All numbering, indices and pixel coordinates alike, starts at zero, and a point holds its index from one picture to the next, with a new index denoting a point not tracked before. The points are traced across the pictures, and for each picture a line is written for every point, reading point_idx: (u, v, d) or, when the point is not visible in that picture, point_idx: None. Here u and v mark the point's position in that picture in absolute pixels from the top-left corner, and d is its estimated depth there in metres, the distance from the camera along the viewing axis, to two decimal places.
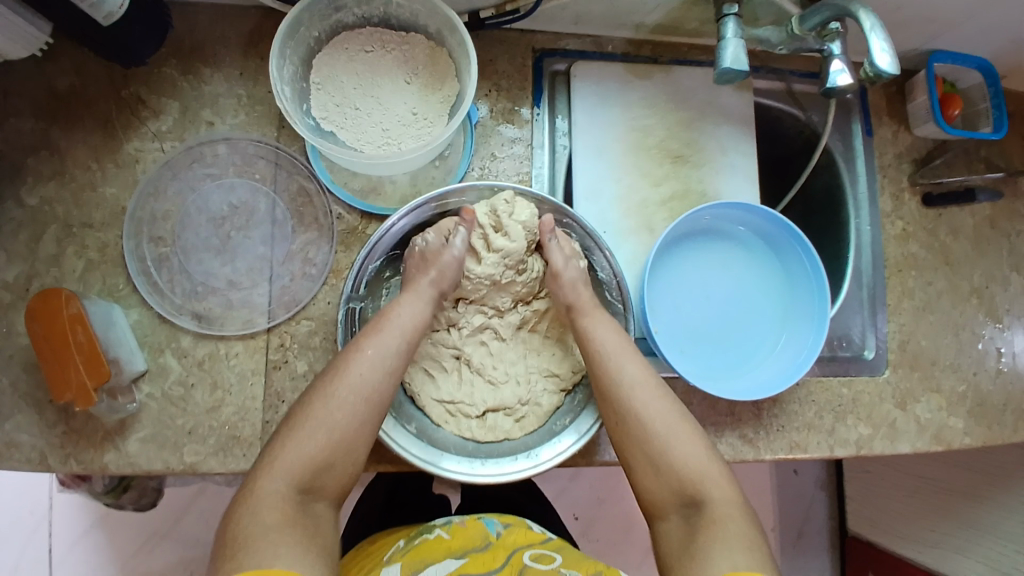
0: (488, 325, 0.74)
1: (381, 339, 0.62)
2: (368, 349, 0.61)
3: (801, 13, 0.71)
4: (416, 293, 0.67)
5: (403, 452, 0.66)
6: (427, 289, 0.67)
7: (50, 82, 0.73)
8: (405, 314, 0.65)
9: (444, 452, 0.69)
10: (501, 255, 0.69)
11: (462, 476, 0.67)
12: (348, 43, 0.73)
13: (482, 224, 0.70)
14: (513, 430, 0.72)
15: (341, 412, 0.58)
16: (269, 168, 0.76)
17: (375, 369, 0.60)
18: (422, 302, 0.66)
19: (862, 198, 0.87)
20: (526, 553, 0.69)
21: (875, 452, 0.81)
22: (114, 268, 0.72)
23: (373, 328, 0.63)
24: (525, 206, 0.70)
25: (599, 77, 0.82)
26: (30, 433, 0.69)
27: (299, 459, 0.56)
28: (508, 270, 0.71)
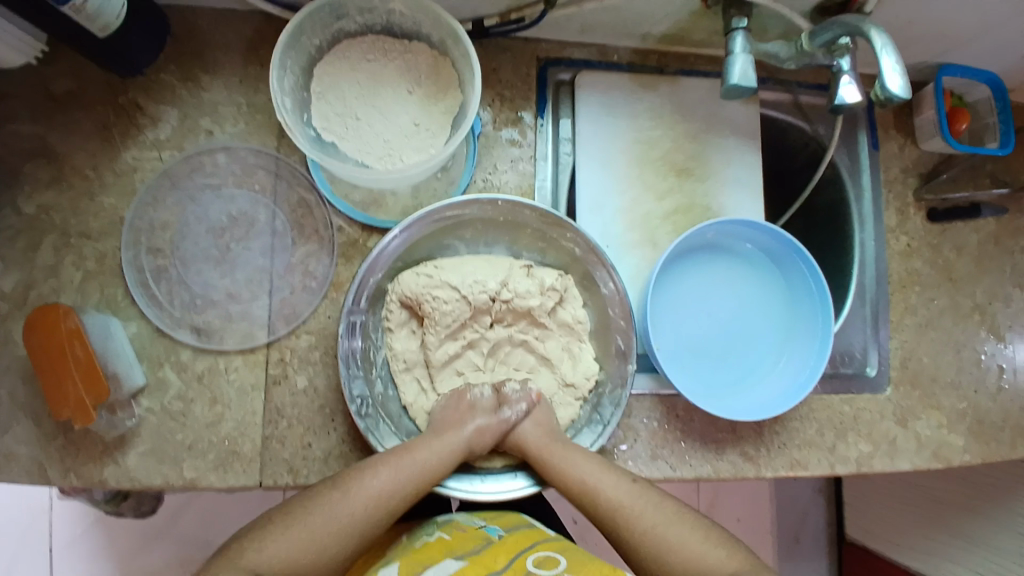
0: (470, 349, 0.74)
1: (395, 471, 0.62)
2: (385, 475, 0.62)
3: (811, 29, 0.70)
4: (447, 435, 0.67)
5: None
6: (456, 439, 0.66)
7: (48, 89, 0.72)
8: (427, 453, 0.64)
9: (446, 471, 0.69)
10: (505, 305, 0.73)
11: (464, 494, 0.68)
12: (349, 52, 0.72)
13: (487, 288, 0.72)
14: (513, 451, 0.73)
15: (358, 512, 0.59)
16: (269, 179, 0.75)
17: (377, 486, 0.61)
18: (454, 443, 0.66)
19: (867, 214, 0.87)
20: (525, 557, 0.66)
21: (874, 469, 0.81)
22: (112, 279, 0.71)
23: (392, 456, 0.64)
24: (524, 278, 0.73)
25: (605, 88, 0.81)
26: (28, 446, 0.69)
27: (293, 551, 0.57)
28: (501, 307, 0.73)
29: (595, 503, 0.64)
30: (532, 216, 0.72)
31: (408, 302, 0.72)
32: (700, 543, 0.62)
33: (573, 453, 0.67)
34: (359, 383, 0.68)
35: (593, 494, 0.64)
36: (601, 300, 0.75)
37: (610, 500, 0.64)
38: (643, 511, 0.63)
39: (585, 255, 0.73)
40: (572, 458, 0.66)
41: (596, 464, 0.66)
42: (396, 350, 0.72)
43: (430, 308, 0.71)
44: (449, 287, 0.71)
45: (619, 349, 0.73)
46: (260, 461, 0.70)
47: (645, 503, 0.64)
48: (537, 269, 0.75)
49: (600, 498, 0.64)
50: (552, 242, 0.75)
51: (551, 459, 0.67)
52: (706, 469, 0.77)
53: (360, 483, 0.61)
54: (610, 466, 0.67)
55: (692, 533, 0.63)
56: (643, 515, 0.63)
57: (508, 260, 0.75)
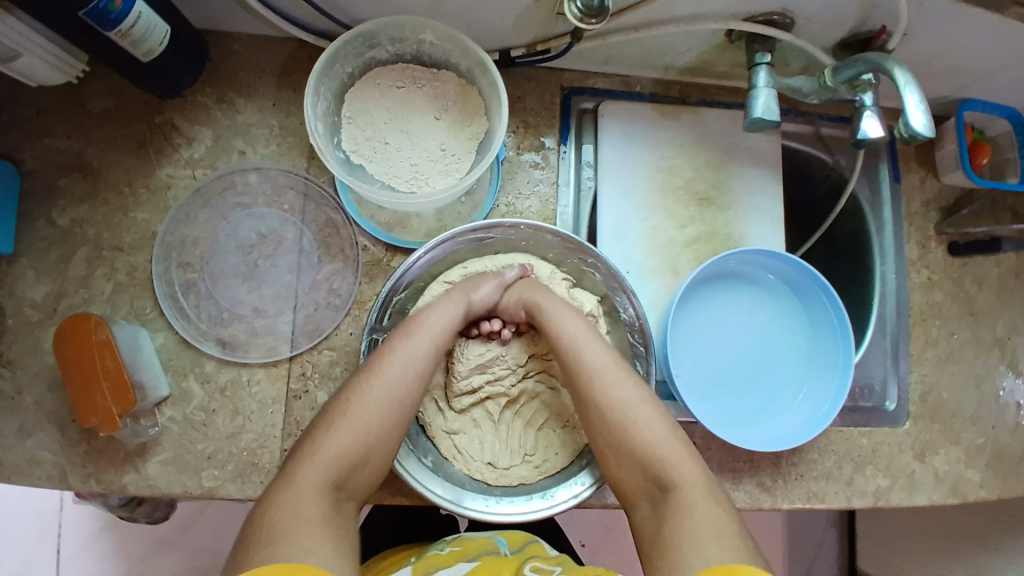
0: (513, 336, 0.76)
1: (411, 338, 0.64)
2: (401, 344, 0.63)
3: (835, 65, 0.72)
4: (448, 303, 0.68)
5: (424, 490, 0.67)
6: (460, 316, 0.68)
7: (88, 105, 0.75)
8: (437, 316, 0.67)
9: (460, 491, 0.69)
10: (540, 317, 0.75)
11: (477, 515, 0.67)
12: (380, 79, 0.74)
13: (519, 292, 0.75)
14: (531, 475, 0.72)
15: (374, 392, 0.60)
16: (298, 198, 0.77)
17: (406, 373, 0.62)
18: (456, 304, 0.68)
19: (888, 246, 0.87)
20: (523, 563, 0.65)
21: (892, 504, 0.80)
22: (142, 291, 0.73)
23: (407, 329, 0.65)
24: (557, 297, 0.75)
25: (627, 117, 0.82)
26: (52, 451, 0.70)
27: (342, 442, 0.57)
28: None
29: (574, 362, 0.66)
30: (554, 241, 0.74)
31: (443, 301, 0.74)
32: (658, 429, 0.61)
33: (569, 317, 0.69)
34: None
35: (577, 351, 0.66)
36: (621, 325, 0.75)
37: (589, 361, 0.65)
38: (645, 419, 0.62)
39: (606, 280, 0.74)
40: (564, 324, 0.68)
41: (586, 331, 0.68)
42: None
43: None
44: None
45: (638, 377, 0.73)
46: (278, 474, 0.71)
47: (619, 380, 0.64)
48: (577, 291, 0.76)
49: (581, 358, 0.65)
50: (578, 269, 0.76)
51: (552, 319, 0.69)
52: None
53: (384, 355, 0.62)
54: (624, 367, 0.66)
55: (655, 417, 0.62)
56: (654, 428, 0.61)
57: (548, 264, 0.76)
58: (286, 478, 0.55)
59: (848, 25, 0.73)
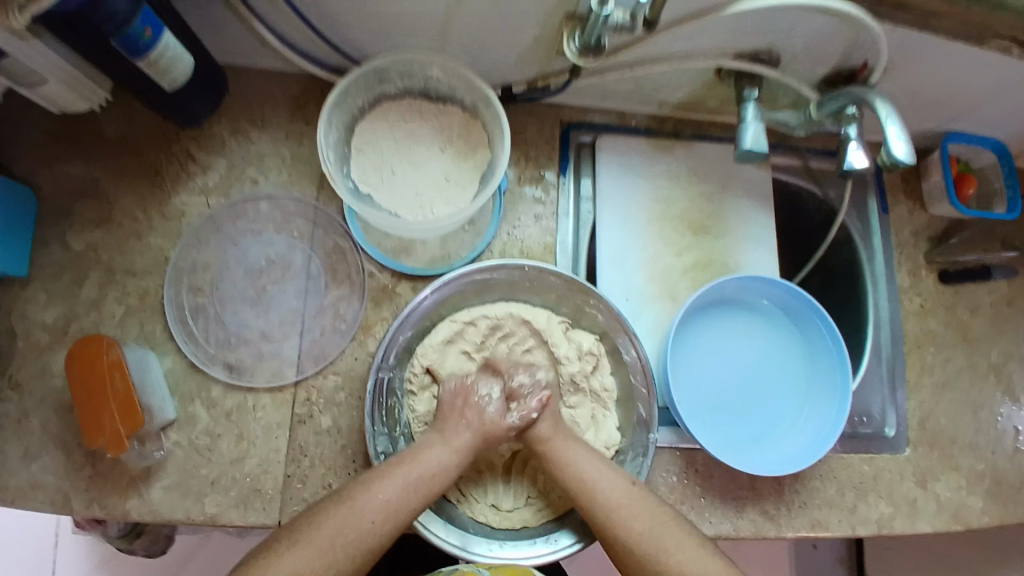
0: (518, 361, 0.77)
1: (404, 481, 0.63)
2: (394, 488, 0.62)
3: (819, 100, 0.76)
4: (453, 441, 0.67)
5: (430, 536, 0.67)
6: (463, 441, 0.67)
7: (108, 138, 0.78)
8: (435, 456, 0.65)
9: (464, 535, 0.68)
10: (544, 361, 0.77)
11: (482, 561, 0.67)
12: (388, 112, 0.77)
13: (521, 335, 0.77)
14: (533, 517, 0.72)
15: (372, 525, 0.60)
16: (307, 226, 0.80)
17: (400, 496, 0.62)
18: (461, 451, 0.67)
19: (879, 274, 0.89)
20: None
21: (895, 532, 0.80)
22: (153, 316, 0.74)
23: (399, 463, 0.64)
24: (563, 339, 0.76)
25: (624, 150, 0.86)
26: (55, 476, 0.70)
27: (311, 564, 0.57)
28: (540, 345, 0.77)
29: (586, 504, 0.65)
30: (557, 282, 0.75)
31: (450, 340, 0.75)
32: (685, 554, 0.62)
33: (577, 448, 0.68)
34: (384, 441, 0.70)
35: (589, 491, 0.65)
36: (622, 367, 0.76)
37: (604, 500, 0.64)
38: (672, 541, 0.62)
39: (609, 321, 0.75)
40: (573, 458, 0.67)
41: (596, 462, 0.67)
42: (419, 414, 0.73)
43: (456, 358, 0.75)
44: (474, 342, 0.76)
45: (640, 416, 0.74)
46: (281, 499, 0.71)
47: (637, 507, 0.64)
48: (574, 332, 0.78)
49: (593, 498, 0.65)
50: (577, 310, 0.78)
51: (558, 458, 0.68)
52: (726, 528, 0.77)
53: (372, 495, 0.61)
54: (638, 488, 0.66)
55: (680, 540, 0.62)
56: (681, 546, 0.62)
57: (546, 311, 0.78)
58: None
59: (831, 62, 0.77)
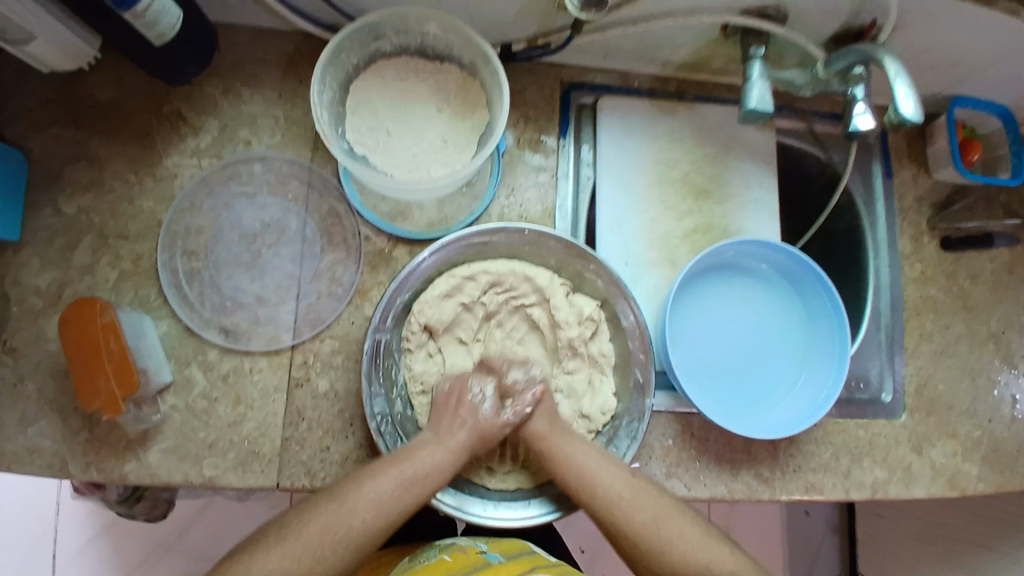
0: (519, 313, 0.77)
1: (394, 481, 0.62)
2: (388, 480, 0.62)
3: (827, 58, 0.74)
4: (448, 439, 0.67)
5: (428, 495, 0.67)
6: (457, 441, 0.67)
7: (96, 98, 0.76)
8: (426, 459, 0.64)
9: (459, 494, 0.69)
10: (544, 322, 0.76)
11: (475, 519, 0.67)
12: (384, 71, 0.75)
13: (517, 292, 0.76)
14: (526, 480, 0.72)
15: (370, 514, 0.61)
16: (301, 189, 0.78)
17: (388, 494, 0.62)
18: (451, 450, 0.66)
19: (882, 240, 0.88)
20: None
21: (889, 496, 0.81)
22: (146, 280, 0.74)
23: (394, 459, 0.64)
24: (565, 302, 0.75)
25: (626, 111, 0.84)
26: (53, 439, 0.70)
27: (317, 556, 0.58)
28: (540, 302, 0.76)
29: (588, 500, 0.65)
30: (557, 247, 0.74)
31: (450, 293, 0.74)
32: (693, 540, 0.64)
33: (574, 443, 0.67)
34: (380, 403, 0.70)
35: (591, 488, 0.65)
36: (621, 334, 0.76)
37: (606, 494, 0.64)
38: (677, 530, 0.64)
39: (608, 287, 0.74)
40: (567, 450, 0.67)
41: (600, 457, 0.67)
42: (416, 372, 0.73)
43: (454, 310, 0.74)
44: (473, 296, 0.74)
45: (637, 382, 0.73)
46: (280, 462, 0.71)
47: (639, 500, 0.64)
48: (576, 296, 0.77)
49: (596, 494, 0.65)
50: (578, 275, 0.76)
51: (554, 449, 0.67)
52: (721, 490, 0.77)
53: (360, 492, 0.61)
54: (641, 478, 0.66)
55: (685, 526, 0.64)
56: (685, 536, 0.64)
57: (548, 271, 0.77)
58: (239, 565, 0.58)
59: (841, 20, 0.74)
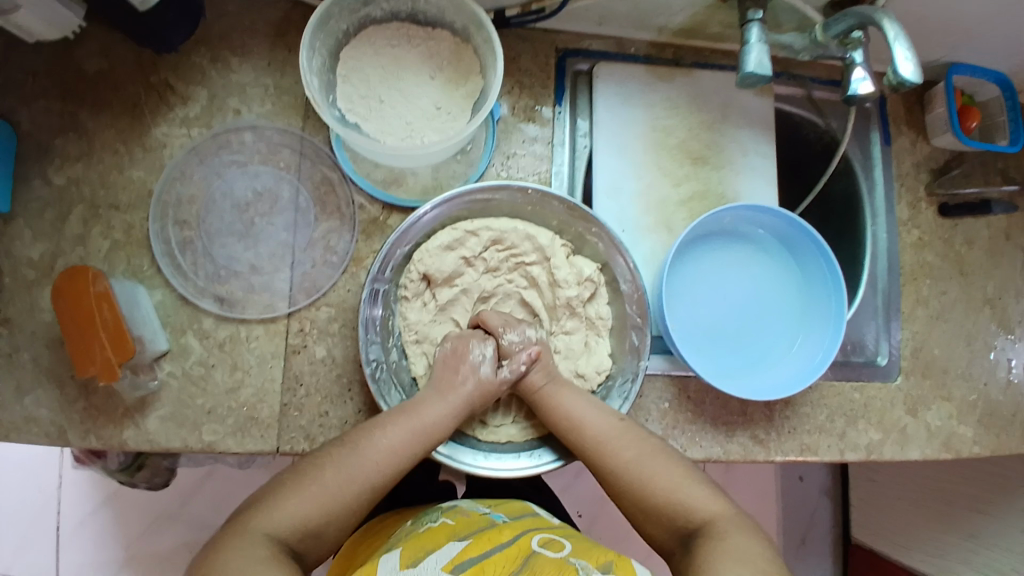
0: (520, 270, 0.76)
1: (402, 430, 0.63)
2: (394, 425, 0.63)
3: (825, 22, 0.72)
4: (447, 395, 0.66)
5: None
6: (458, 394, 0.67)
7: (83, 65, 0.75)
8: (433, 411, 0.65)
9: (454, 445, 0.69)
10: (540, 281, 0.75)
11: (467, 467, 0.68)
12: (375, 37, 0.74)
13: (518, 250, 0.74)
14: (517, 435, 0.73)
15: (367, 466, 0.60)
16: (294, 157, 0.78)
17: (396, 441, 0.62)
18: (455, 404, 0.66)
19: (879, 205, 0.88)
20: (529, 538, 0.65)
21: (884, 457, 0.81)
22: (140, 249, 0.73)
23: (400, 411, 0.65)
24: (566, 264, 0.74)
25: (621, 78, 0.83)
26: (50, 408, 0.70)
27: (304, 510, 0.57)
28: (541, 261, 0.75)
29: (578, 440, 0.66)
30: (560, 208, 0.74)
31: (451, 246, 0.72)
32: (676, 481, 0.62)
33: (565, 391, 0.69)
34: (376, 349, 0.69)
35: (579, 429, 0.66)
36: (619, 296, 0.76)
37: (595, 436, 0.65)
38: (658, 470, 0.63)
39: (606, 249, 0.74)
40: (566, 401, 0.68)
41: (588, 401, 0.68)
42: (410, 321, 0.72)
43: (454, 263, 0.73)
44: (474, 250, 0.73)
45: (634, 346, 0.73)
46: (278, 428, 0.71)
47: (626, 441, 0.65)
48: (576, 258, 0.76)
49: (585, 433, 0.66)
50: (580, 237, 0.76)
51: (556, 400, 0.68)
52: (717, 452, 0.78)
53: (365, 439, 0.62)
54: (624, 422, 0.67)
55: (671, 468, 0.63)
56: (669, 473, 0.63)
57: (549, 231, 0.76)
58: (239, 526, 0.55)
59: None
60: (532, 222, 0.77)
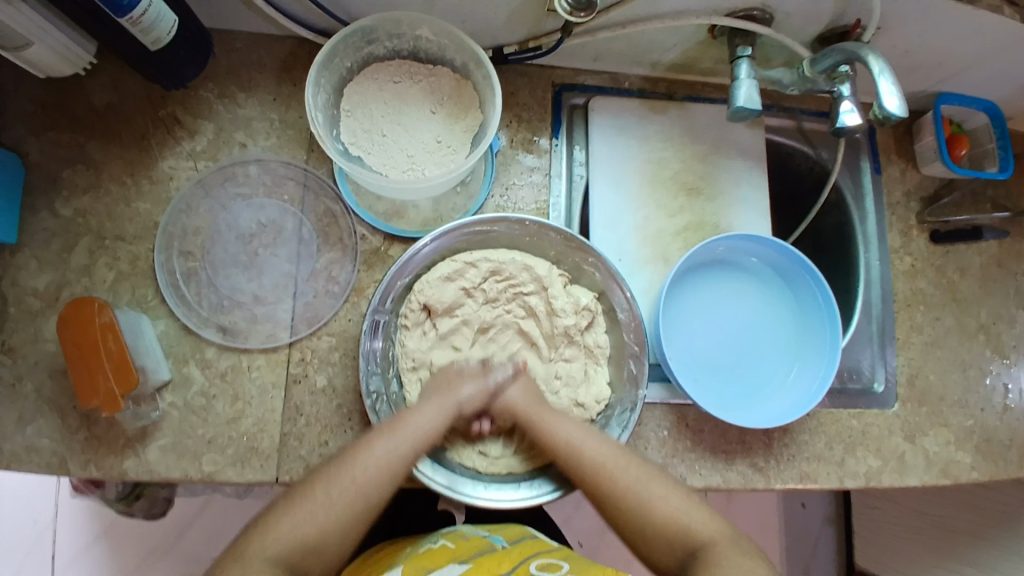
0: (519, 301, 0.76)
1: (394, 444, 0.64)
2: (386, 445, 0.63)
3: (813, 57, 0.75)
4: (437, 400, 0.68)
5: (419, 472, 0.67)
6: (447, 402, 0.68)
7: (94, 100, 0.77)
8: (415, 423, 0.65)
9: (453, 477, 0.69)
10: (539, 311, 0.76)
11: (466, 499, 0.68)
12: (378, 74, 0.76)
13: (517, 281, 0.76)
14: (518, 465, 0.73)
15: (366, 490, 0.61)
16: (298, 189, 0.79)
17: (388, 461, 0.63)
18: (445, 408, 0.68)
19: (870, 234, 0.89)
20: (528, 562, 0.65)
21: (883, 484, 0.81)
22: (144, 279, 0.74)
23: (387, 428, 0.65)
24: (564, 293, 0.76)
25: (617, 111, 0.85)
26: (52, 439, 0.70)
27: (307, 532, 0.59)
28: (539, 291, 0.76)
29: (576, 467, 0.66)
30: (557, 239, 0.75)
31: (451, 277, 0.74)
32: (674, 504, 0.64)
33: (557, 415, 0.69)
34: (376, 381, 0.70)
35: (578, 454, 0.66)
36: (617, 325, 0.77)
37: (593, 461, 0.65)
38: (651, 496, 0.64)
39: (603, 279, 0.75)
40: (555, 423, 0.68)
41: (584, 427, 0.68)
42: (410, 351, 0.73)
43: (455, 293, 0.74)
44: (474, 281, 0.74)
45: (632, 375, 0.74)
46: (278, 458, 0.71)
47: (625, 465, 0.66)
48: (574, 287, 0.77)
49: (583, 460, 0.66)
50: (576, 267, 0.77)
51: (543, 420, 0.68)
52: (717, 480, 0.78)
53: (362, 459, 0.62)
54: (622, 449, 0.67)
55: (668, 493, 0.65)
56: (665, 502, 0.64)
57: (547, 261, 0.77)
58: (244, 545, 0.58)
59: (826, 20, 0.76)
60: (530, 252, 0.78)
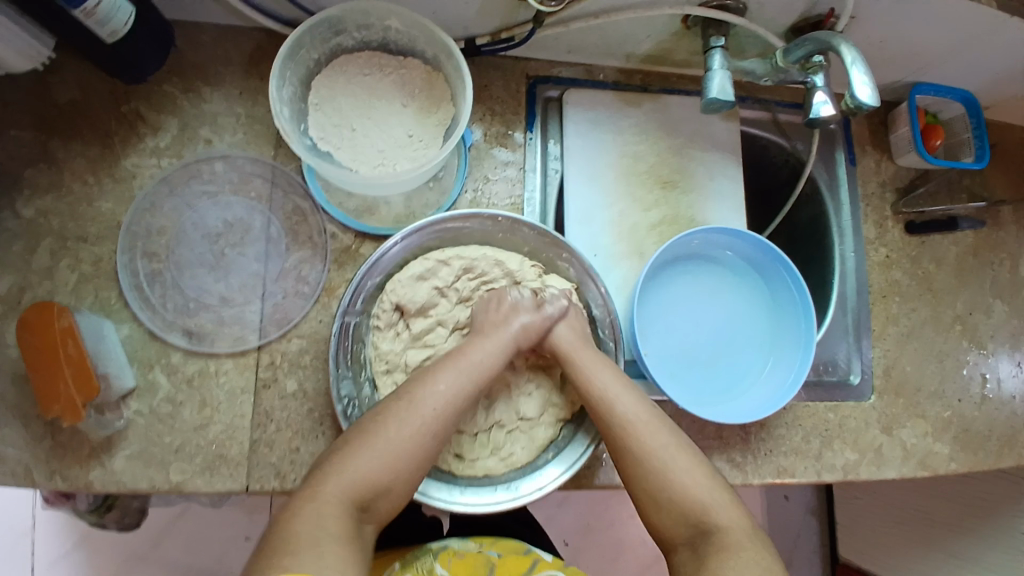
0: None
1: (454, 377, 0.63)
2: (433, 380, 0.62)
3: (785, 46, 0.74)
4: (493, 336, 0.67)
5: None
6: (505, 334, 0.68)
7: (53, 97, 0.75)
8: (480, 352, 0.66)
9: (429, 480, 0.68)
10: None
11: (441, 504, 0.67)
12: (346, 66, 0.75)
13: (490, 279, 0.74)
14: (496, 467, 0.70)
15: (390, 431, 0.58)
16: (265, 187, 0.78)
17: (430, 397, 0.61)
18: (501, 342, 0.67)
19: (846, 227, 0.89)
20: None
21: (861, 477, 0.81)
22: (107, 283, 0.72)
23: (449, 362, 0.64)
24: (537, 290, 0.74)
25: (591, 103, 0.84)
26: (16, 448, 0.69)
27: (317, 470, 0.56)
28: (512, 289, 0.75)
29: (605, 418, 0.64)
30: (530, 234, 0.74)
31: (423, 276, 0.72)
32: (697, 478, 0.61)
33: (603, 364, 0.67)
34: (348, 385, 0.69)
35: (610, 404, 0.64)
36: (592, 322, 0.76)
37: (622, 416, 0.63)
38: (682, 466, 0.61)
39: (578, 275, 0.75)
40: (595, 371, 0.66)
41: (619, 380, 0.66)
42: (382, 351, 0.71)
43: (428, 293, 0.72)
44: (449, 280, 0.73)
45: None
46: (247, 465, 0.70)
47: (652, 428, 0.63)
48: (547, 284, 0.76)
49: (612, 414, 0.64)
50: (550, 263, 0.77)
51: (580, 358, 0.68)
52: None
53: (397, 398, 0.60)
54: (657, 415, 0.65)
55: (693, 465, 0.62)
56: (696, 480, 0.60)
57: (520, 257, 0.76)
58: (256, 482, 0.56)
59: (799, 10, 0.75)
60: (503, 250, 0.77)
